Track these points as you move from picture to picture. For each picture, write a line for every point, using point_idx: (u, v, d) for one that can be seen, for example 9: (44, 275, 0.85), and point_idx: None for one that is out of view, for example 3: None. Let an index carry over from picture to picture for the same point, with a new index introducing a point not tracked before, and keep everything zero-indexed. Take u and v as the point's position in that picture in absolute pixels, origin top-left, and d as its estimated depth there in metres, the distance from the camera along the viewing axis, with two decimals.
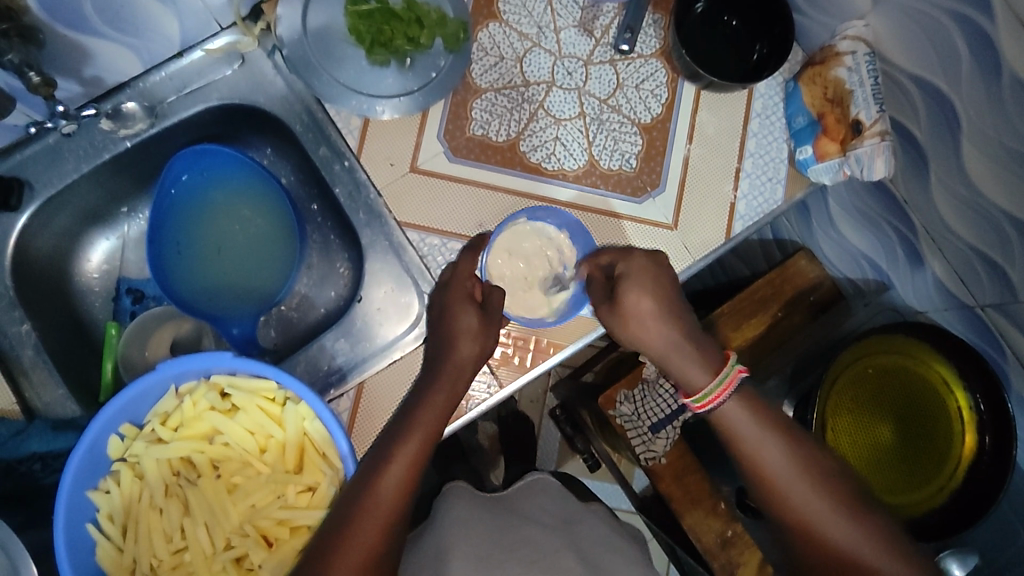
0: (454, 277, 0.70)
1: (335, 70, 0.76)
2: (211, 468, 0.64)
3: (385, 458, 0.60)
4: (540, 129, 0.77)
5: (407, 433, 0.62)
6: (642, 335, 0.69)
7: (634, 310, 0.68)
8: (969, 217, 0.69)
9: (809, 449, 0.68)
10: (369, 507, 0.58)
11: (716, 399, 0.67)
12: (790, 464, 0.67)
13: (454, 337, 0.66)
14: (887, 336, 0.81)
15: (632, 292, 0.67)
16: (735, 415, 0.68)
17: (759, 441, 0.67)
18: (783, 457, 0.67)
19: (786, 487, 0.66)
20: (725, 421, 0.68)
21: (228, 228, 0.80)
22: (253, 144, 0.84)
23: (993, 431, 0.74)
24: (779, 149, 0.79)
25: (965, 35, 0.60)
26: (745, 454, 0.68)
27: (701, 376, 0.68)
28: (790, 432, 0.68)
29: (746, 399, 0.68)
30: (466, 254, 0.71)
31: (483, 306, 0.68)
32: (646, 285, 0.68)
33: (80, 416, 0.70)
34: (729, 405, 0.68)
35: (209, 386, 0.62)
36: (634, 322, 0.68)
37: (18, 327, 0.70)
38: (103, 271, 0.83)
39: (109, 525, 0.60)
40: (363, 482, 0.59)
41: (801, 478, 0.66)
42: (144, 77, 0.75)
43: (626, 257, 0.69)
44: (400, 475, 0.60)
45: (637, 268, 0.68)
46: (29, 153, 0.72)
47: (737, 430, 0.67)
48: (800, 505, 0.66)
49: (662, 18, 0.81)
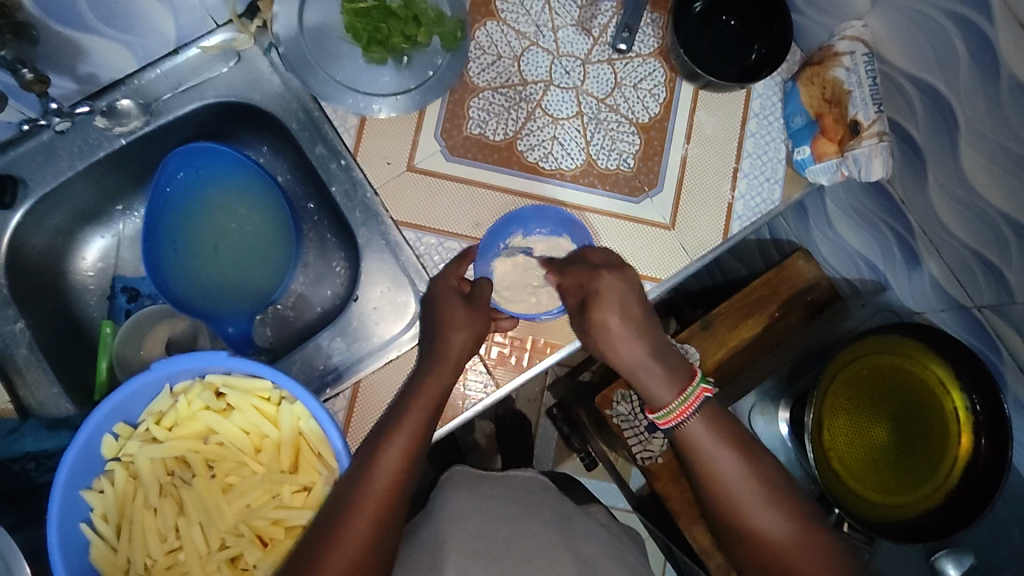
0: (441, 276, 0.70)
1: (331, 68, 0.75)
2: (205, 468, 0.63)
3: (374, 454, 0.60)
4: (538, 128, 0.77)
5: (397, 429, 0.61)
6: (610, 350, 0.68)
7: (603, 328, 0.67)
8: (966, 218, 0.69)
9: (772, 474, 0.67)
10: (362, 505, 0.57)
11: (680, 417, 0.67)
12: (751, 486, 0.66)
13: (445, 330, 0.66)
14: (881, 336, 0.80)
15: (608, 312, 0.67)
16: (698, 433, 0.67)
17: (717, 460, 0.67)
18: (746, 481, 0.66)
19: (746, 510, 0.65)
20: (688, 439, 0.67)
21: (223, 226, 0.80)
22: (249, 143, 0.84)
23: (988, 431, 0.75)
24: (777, 149, 0.79)
25: (964, 36, 0.60)
26: (708, 471, 0.67)
27: (666, 394, 0.67)
28: (751, 455, 0.67)
29: (710, 417, 0.68)
30: (453, 264, 0.71)
31: (469, 298, 0.68)
32: (616, 305, 0.67)
33: (75, 415, 0.70)
34: (692, 423, 0.67)
35: (203, 385, 0.62)
36: (604, 340, 0.68)
37: (12, 326, 0.69)
38: (98, 269, 0.83)
39: (103, 525, 0.60)
40: (354, 479, 0.58)
41: (763, 502, 0.65)
42: (138, 74, 0.75)
43: (595, 278, 0.67)
44: (392, 472, 0.59)
45: (606, 288, 0.67)
46: (23, 151, 0.72)
47: (700, 449, 0.67)
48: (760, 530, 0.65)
49: (661, 17, 0.80)
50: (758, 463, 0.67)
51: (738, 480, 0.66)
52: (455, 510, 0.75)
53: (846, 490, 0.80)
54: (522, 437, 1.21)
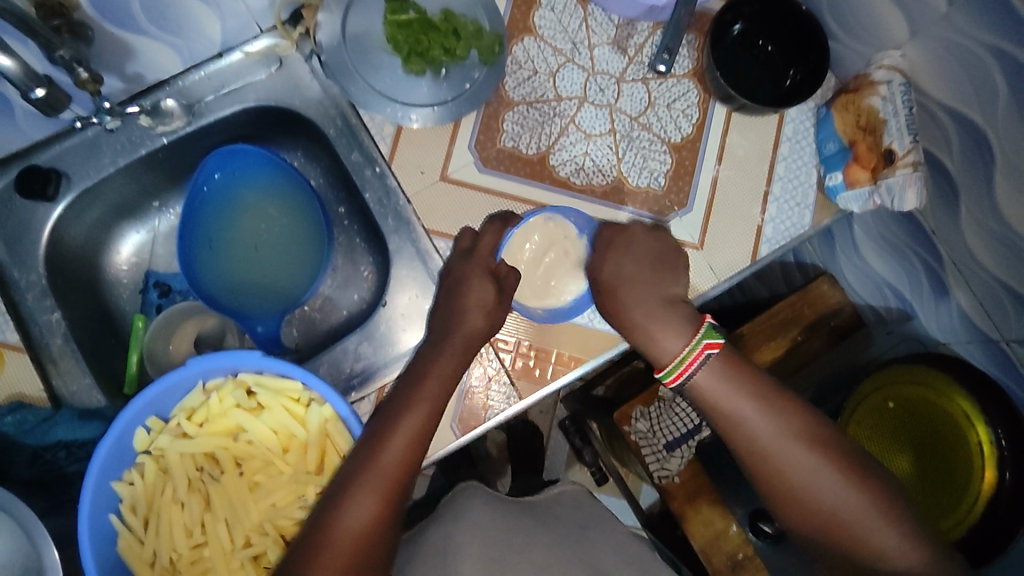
0: (477, 248, 0.71)
1: (371, 76, 0.76)
2: (233, 465, 0.64)
3: (381, 438, 0.60)
4: (570, 143, 0.78)
5: (405, 409, 0.62)
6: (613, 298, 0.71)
7: (609, 278, 0.71)
8: (999, 251, 0.68)
9: (789, 414, 0.66)
10: (367, 483, 0.58)
11: (683, 370, 0.68)
12: (769, 425, 0.66)
13: (465, 309, 0.67)
14: (905, 367, 0.82)
15: (610, 263, 0.72)
16: (711, 386, 0.67)
17: (737, 409, 0.66)
18: (776, 431, 0.66)
19: (779, 457, 0.65)
20: (703, 393, 0.67)
21: (256, 227, 0.81)
22: (285, 146, 0.85)
23: (1013, 467, 0.72)
24: (808, 173, 0.79)
25: (1003, 69, 0.60)
26: (735, 425, 0.66)
27: (670, 346, 0.69)
28: (770, 399, 0.67)
29: (719, 366, 0.68)
30: (494, 226, 0.72)
31: (500, 284, 0.69)
32: (624, 253, 0.72)
33: (105, 406, 0.71)
34: (698, 376, 0.67)
35: (236, 383, 0.63)
36: (612, 289, 0.71)
37: (49, 316, 0.71)
38: (132, 264, 0.84)
39: (131, 517, 0.60)
40: (365, 454, 0.59)
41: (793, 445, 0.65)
42: (182, 76, 0.76)
43: (607, 229, 0.74)
44: (400, 450, 0.59)
45: (618, 240, 0.73)
46: (68, 146, 0.74)
47: (718, 403, 0.67)
48: (811, 491, 0.65)
49: (697, 38, 0.81)
50: (780, 411, 0.66)
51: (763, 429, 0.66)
52: (469, 520, 0.76)
53: None
54: (534, 448, 1.22)
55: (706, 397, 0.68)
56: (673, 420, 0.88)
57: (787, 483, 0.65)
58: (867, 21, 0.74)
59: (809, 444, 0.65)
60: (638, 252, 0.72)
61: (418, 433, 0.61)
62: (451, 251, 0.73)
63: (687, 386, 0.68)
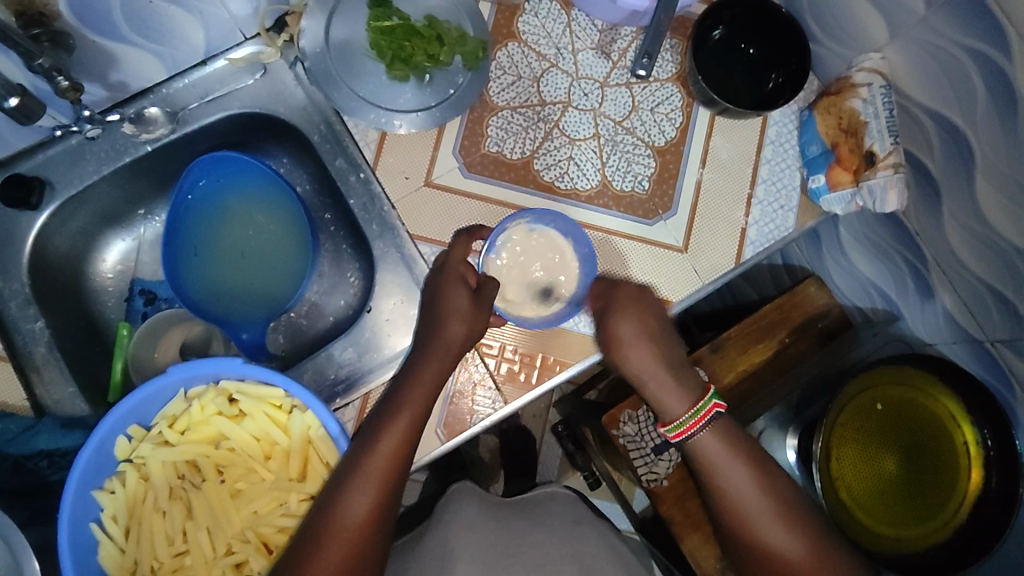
0: (449, 259, 0.71)
1: (355, 83, 0.76)
2: (215, 473, 0.64)
3: (372, 440, 0.60)
4: (555, 148, 0.78)
5: (394, 414, 0.62)
6: (625, 356, 0.72)
7: (615, 335, 0.71)
8: (981, 252, 0.69)
9: (776, 484, 0.70)
10: (358, 488, 0.58)
11: (692, 429, 0.70)
12: (755, 492, 0.69)
13: (444, 316, 0.67)
14: (895, 366, 0.81)
15: (625, 321, 0.71)
16: (710, 446, 0.70)
17: (728, 474, 0.69)
18: (763, 501, 0.68)
19: (760, 527, 0.68)
20: (700, 451, 0.70)
21: (241, 234, 0.81)
22: (271, 153, 0.85)
23: (999, 470, 0.73)
24: (791, 177, 0.80)
25: (981, 70, 0.61)
26: (722, 489, 0.69)
27: (679, 406, 0.71)
28: (763, 469, 0.70)
29: (720, 428, 0.71)
30: (462, 238, 0.72)
31: (477, 291, 0.69)
32: (633, 312, 0.71)
33: (88, 415, 0.71)
34: (703, 436, 0.70)
35: (217, 391, 0.63)
36: (615, 347, 0.72)
37: (32, 325, 0.71)
38: (117, 272, 0.84)
39: (112, 527, 0.60)
40: (353, 460, 0.59)
41: (775, 520, 0.68)
42: (167, 83, 0.76)
43: (611, 288, 0.72)
44: (388, 455, 0.59)
45: (622, 298, 0.72)
46: (52, 154, 0.73)
47: (713, 463, 0.69)
48: (785, 563, 0.67)
49: (680, 43, 0.81)
50: (770, 480, 0.69)
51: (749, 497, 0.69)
52: (461, 520, 0.76)
53: (851, 519, 0.81)
54: (527, 452, 1.22)
55: (702, 455, 0.70)
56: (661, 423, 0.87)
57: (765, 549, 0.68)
58: (848, 23, 0.74)
59: (787, 513, 0.68)
60: (646, 312, 0.72)
61: (408, 433, 0.61)
62: (436, 259, 0.73)
63: (688, 442, 0.71)
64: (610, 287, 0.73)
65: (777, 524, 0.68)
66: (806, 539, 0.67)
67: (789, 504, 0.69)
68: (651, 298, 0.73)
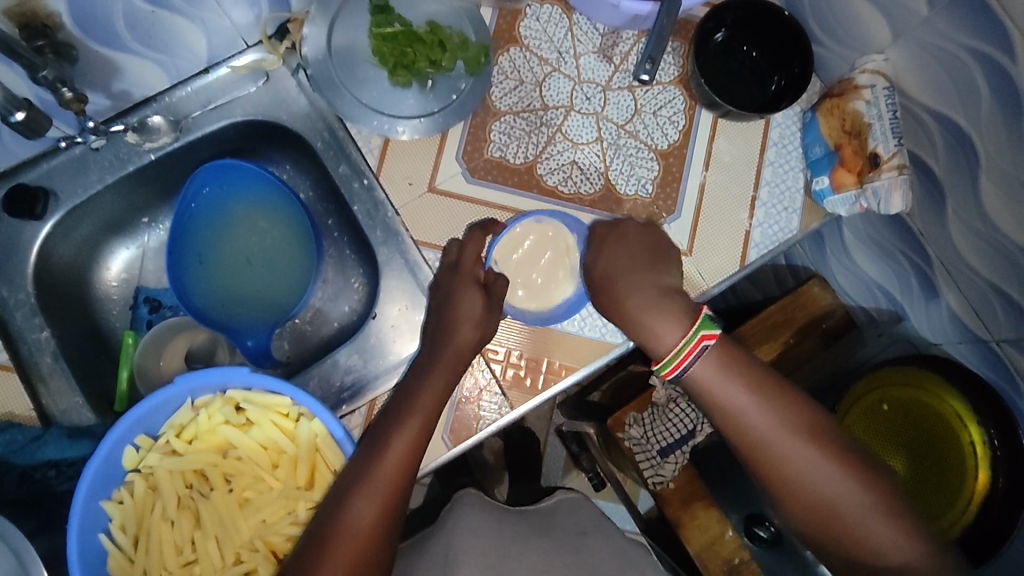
0: (462, 261, 0.71)
1: (357, 89, 0.77)
2: (223, 482, 0.64)
3: (380, 444, 0.60)
4: (558, 152, 0.78)
5: (402, 420, 0.62)
6: (608, 291, 0.70)
7: (594, 270, 0.71)
8: (986, 252, 0.68)
9: (785, 400, 0.65)
10: (365, 494, 0.58)
11: (679, 364, 0.66)
12: (763, 413, 0.64)
13: (453, 326, 0.67)
14: (903, 368, 0.81)
15: (603, 255, 0.72)
16: (707, 374, 0.65)
17: (734, 398, 0.65)
18: (773, 421, 0.64)
19: (777, 449, 0.64)
20: (698, 381, 0.66)
21: (246, 241, 0.81)
22: (274, 160, 0.85)
23: (1006, 472, 0.74)
24: (795, 178, 0.80)
25: (985, 72, 0.61)
26: (731, 418, 0.65)
27: (665, 336, 0.67)
28: (769, 389, 0.65)
29: (715, 355, 0.66)
30: (477, 234, 0.72)
31: (487, 290, 0.70)
32: (608, 247, 0.72)
33: (95, 425, 0.71)
34: (693, 369, 0.66)
35: (224, 400, 0.63)
36: (597, 283, 0.71)
37: (38, 334, 0.71)
38: (122, 280, 0.84)
39: (121, 536, 0.60)
40: (360, 466, 0.59)
41: (790, 438, 0.64)
42: (169, 91, 0.75)
43: (593, 230, 0.74)
44: (396, 461, 0.59)
45: (601, 237, 0.73)
46: (56, 164, 0.73)
47: (710, 388, 0.65)
48: (803, 481, 0.64)
49: (682, 45, 0.81)
50: (778, 402, 0.65)
51: (759, 419, 0.64)
52: (467, 526, 0.76)
53: None
54: (532, 455, 1.22)
55: (702, 386, 0.66)
56: (666, 425, 0.87)
57: (787, 476, 0.64)
58: (850, 25, 0.74)
59: (805, 431, 0.64)
60: (624, 246, 0.72)
61: (416, 437, 0.61)
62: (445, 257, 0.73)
63: (682, 377, 0.67)
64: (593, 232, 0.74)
65: (791, 439, 0.64)
66: (826, 453, 0.63)
67: (804, 424, 0.64)
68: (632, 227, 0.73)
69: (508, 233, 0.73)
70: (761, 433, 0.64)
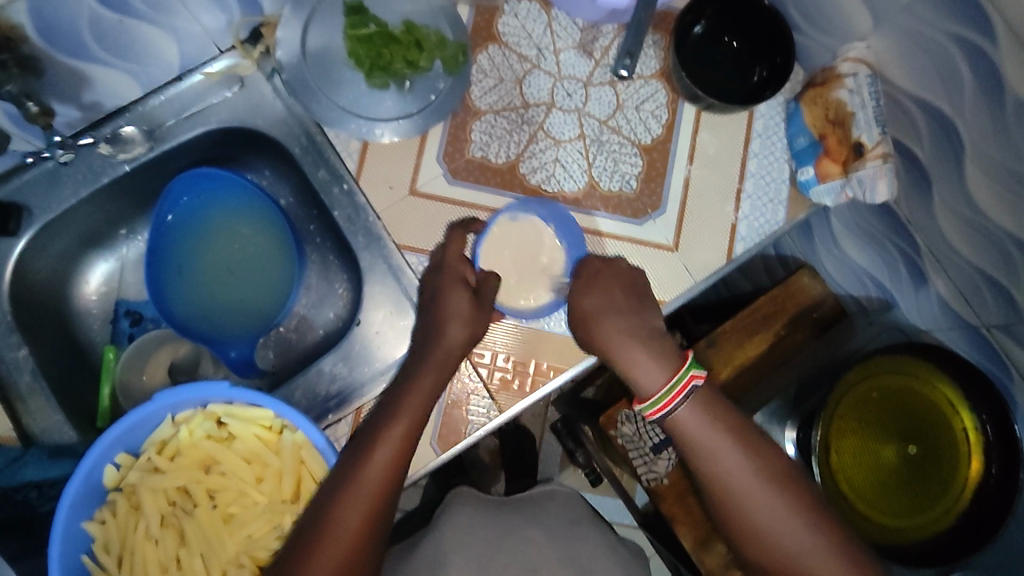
0: (447, 258, 0.70)
1: (333, 92, 0.75)
2: (207, 498, 0.63)
3: (368, 447, 0.59)
4: (540, 150, 0.77)
5: (391, 422, 0.61)
6: (596, 334, 0.69)
7: (581, 313, 0.70)
8: (973, 238, 0.68)
9: (764, 453, 0.66)
10: (353, 497, 0.57)
11: (669, 404, 0.66)
12: (744, 468, 0.65)
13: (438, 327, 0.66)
14: (892, 356, 0.81)
15: (591, 295, 0.70)
16: (691, 423, 0.66)
17: (716, 450, 0.65)
18: (754, 476, 0.65)
19: (754, 503, 0.64)
20: (682, 429, 0.66)
21: (225, 250, 0.80)
22: (253, 166, 0.84)
23: (1000, 460, 0.73)
24: (780, 169, 0.79)
25: (967, 57, 0.60)
26: (713, 469, 0.65)
27: (652, 379, 0.67)
28: (751, 443, 0.66)
29: (699, 405, 0.67)
30: (457, 233, 0.72)
31: (476, 293, 0.68)
32: (596, 287, 0.70)
33: (76, 443, 0.70)
34: (681, 412, 0.66)
35: (205, 415, 0.62)
36: (584, 326, 0.70)
37: (15, 353, 0.69)
38: (102, 293, 0.83)
39: (104, 557, 0.59)
40: (348, 469, 0.58)
41: (767, 491, 0.64)
42: (142, 100, 0.73)
43: (579, 267, 0.72)
44: (384, 463, 0.59)
45: (589, 275, 0.71)
46: (28, 178, 0.72)
47: (693, 437, 0.66)
48: (779, 542, 0.64)
49: (663, 38, 0.80)
50: (760, 457, 0.66)
51: (739, 473, 0.65)
52: (461, 526, 0.75)
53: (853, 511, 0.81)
54: (527, 453, 1.22)
55: (684, 434, 0.66)
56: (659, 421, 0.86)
57: (760, 528, 0.64)
58: (831, 13, 0.73)
59: (784, 490, 0.65)
60: (610, 286, 0.70)
61: (404, 437, 0.60)
62: (432, 257, 0.73)
63: (665, 421, 0.67)
64: (579, 269, 0.71)
65: (772, 497, 0.64)
66: (800, 511, 0.64)
67: (784, 478, 0.65)
68: (625, 267, 0.72)
69: (488, 233, 0.72)
70: (740, 486, 0.65)
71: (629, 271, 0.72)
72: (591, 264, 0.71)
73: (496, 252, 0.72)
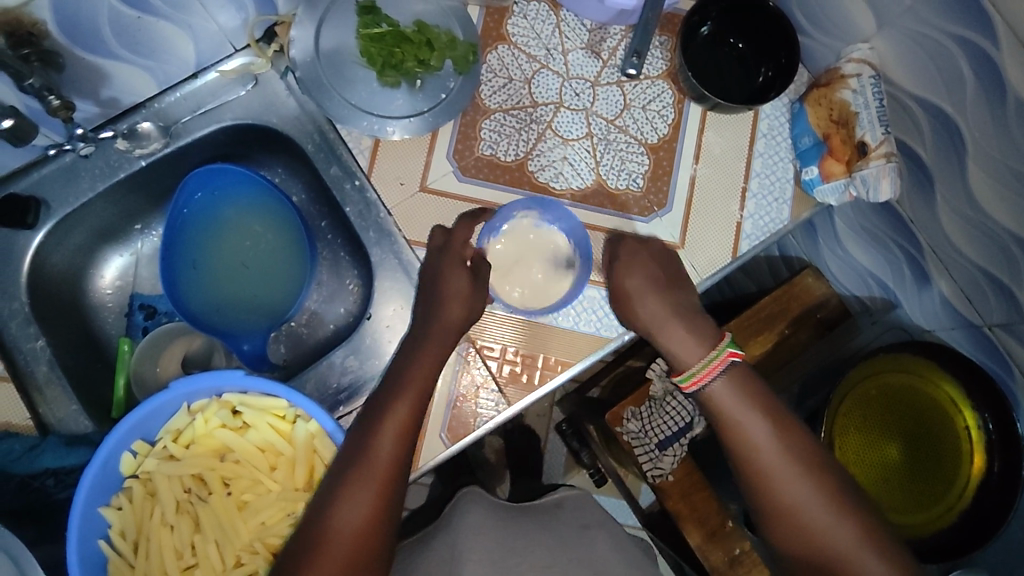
0: (452, 243, 0.71)
1: (346, 91, 0.77)
2: (221, 486, 0.64)
3: (372, 436, 0.60)
4: (548, 149, 0.78)
5: (393, 409, 0.62)
6: (633, 310, 0.71)
7: (621, 288, 0.72)
8: (976, 237, 0.69)
9: (788, 431, 0.67)
10: (360, 483, 0.58)
11: (702, 379, 0.68)
12: (769, 443, 0.66)
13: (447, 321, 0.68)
14: (894, 354, 0.82)
15: (633, 274, 0.72)
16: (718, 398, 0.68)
17: (739, 431, 0.67)
18: (775, 454, 0.66)
19: (777, 483, 0.65)
20: (710, 407, 0.68)
21: (238, 245, 0.81)
22: (265, 163, 0.85)
23: (1001, 455, 0.74)
24: (785, 168, 0.80)
25: (969, 58, 0.61)
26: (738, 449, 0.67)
27: (689, 355, 0.70)
28: (780, 421, 0.68)
29: (732, 382, 0.69)
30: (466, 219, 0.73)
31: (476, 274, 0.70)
32: (635, 264, 0.73)
33: (92, 431, 0.71)
34: (715, 387, 0.68)
35: (221, 404, 0.63)
36: (625, 303, 0.72)
37: (33, 343, 0.71)
38: (116, 288, 0.84)
39: (121, 542, 0.61)
40: (354, 456, 0.59)
41: (790, 470, 0.65)
42: (158, 98, 0.76)
43: (619, 243, 0.75)
44: (390, 451, 0.59)
45: (628, 252, 0.73)
46: (47, 172, 0.73)
47: (718, 416, 0.68)
48: (799, 526, 0.64)
49: (669, 40, 0.81)
50: (785, 437, 0.67)
51: (761, 453, 0.66)
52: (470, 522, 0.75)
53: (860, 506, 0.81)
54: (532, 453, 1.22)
55: (712, 414, 0.69)
56: (664, 418, 0.88)
57: (782, 509, 0.65)
58: (836, 15, 0.74)
59: (809, 471, 0.66)
60: (652, 264, 0.73)
61: (407, 425, 0.60)
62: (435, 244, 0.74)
63: (699, 395, 0.69)
64: (621, 248, 0.74)
65: (793, 476, 0.65)
66: (825, 496, 0.64)
67: (810, 461, 0.66)
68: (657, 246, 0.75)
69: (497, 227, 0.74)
70: (764, 465, 0.66)
71: (659, 253, 0.74)
72: (630, 242, 0.74)
73: (505, 248, 0.74)
